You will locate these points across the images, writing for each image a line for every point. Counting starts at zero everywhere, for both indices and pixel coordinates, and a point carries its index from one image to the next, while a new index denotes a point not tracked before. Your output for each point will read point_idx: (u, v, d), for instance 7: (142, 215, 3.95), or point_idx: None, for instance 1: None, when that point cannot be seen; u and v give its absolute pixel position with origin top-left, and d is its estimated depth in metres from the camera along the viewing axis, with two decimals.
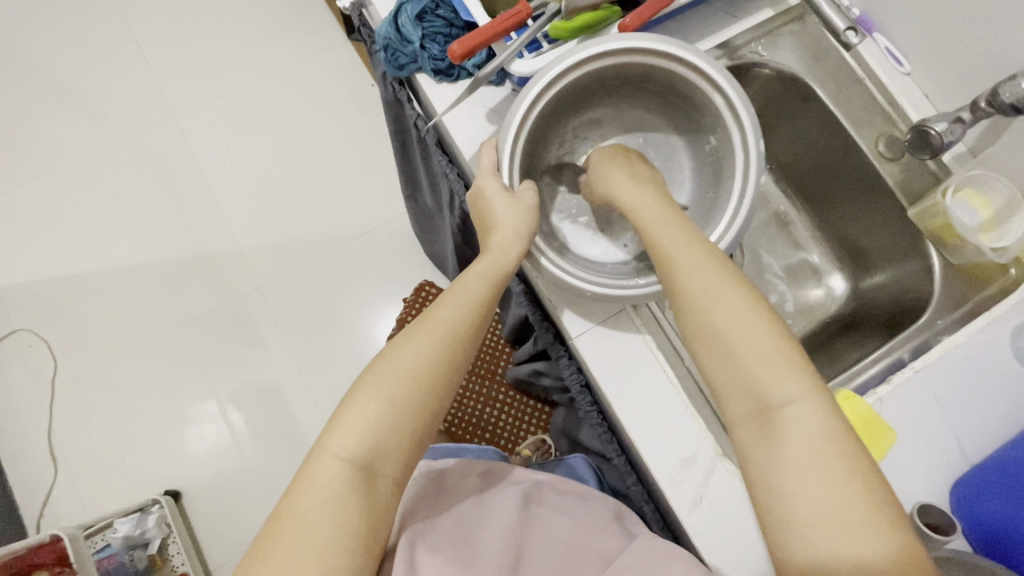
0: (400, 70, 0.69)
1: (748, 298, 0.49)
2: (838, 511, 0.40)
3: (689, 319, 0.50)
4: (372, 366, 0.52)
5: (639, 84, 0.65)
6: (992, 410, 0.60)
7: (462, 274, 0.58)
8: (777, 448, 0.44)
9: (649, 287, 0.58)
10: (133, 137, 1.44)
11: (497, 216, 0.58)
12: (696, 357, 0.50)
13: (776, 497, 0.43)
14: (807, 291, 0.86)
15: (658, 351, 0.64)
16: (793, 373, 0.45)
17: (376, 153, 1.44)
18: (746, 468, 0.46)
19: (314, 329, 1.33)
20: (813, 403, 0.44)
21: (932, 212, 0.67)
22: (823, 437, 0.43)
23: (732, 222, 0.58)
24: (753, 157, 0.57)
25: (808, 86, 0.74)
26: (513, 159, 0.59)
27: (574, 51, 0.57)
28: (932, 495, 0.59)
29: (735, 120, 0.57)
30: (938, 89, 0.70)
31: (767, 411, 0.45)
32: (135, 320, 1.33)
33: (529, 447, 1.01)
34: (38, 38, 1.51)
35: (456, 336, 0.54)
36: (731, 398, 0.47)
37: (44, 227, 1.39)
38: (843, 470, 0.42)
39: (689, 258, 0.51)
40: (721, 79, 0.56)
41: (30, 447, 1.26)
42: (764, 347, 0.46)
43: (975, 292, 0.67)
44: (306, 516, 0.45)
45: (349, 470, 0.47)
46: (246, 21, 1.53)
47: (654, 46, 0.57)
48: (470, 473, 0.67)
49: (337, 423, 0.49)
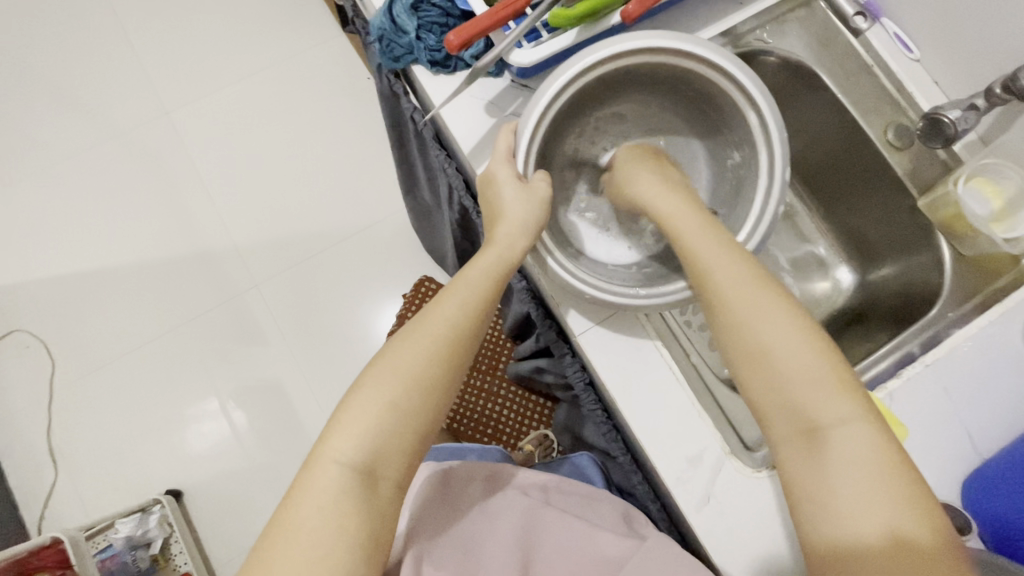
0: (396, 62, 0.67)
1: (794, 317, 0.49)
2: (884, 536, 0.40)
3: (732, 336, 0.50)
4: (372, 365, 0.51)
5: (671, 87, 0.64)
6: (1005, 405, 0.59)
7: (464, 269, 0.57)
8: (822, 467, 0.44)
9: (649, 300, 0.57)
10: (126, 133, 1.42)
11: (505, 205, 0.56)
12: (738, 374, 0.50)
13: (821, 518, 0.43)
14: (813, 284, 0.85)
15: (664, 350, 0.62)
16: (839, 394, 0.45)
17: (373, 146, 1.42)
18: (790, 487, 0.46)
19: (313, 326, 1.32)
20: (859, 426, 0.44)
21: (942, 202, 0.66)
22: (870, 460, 0.43)
23: (756, 224, 0.57)
24: (779, 181, 0.56)
25: (814, 74, 0.72)
26: (529, 147, 0.58)
27: (616, 40, 0.55)
28: (944, 491, 0.58)
29: (767, 141, 0.57)
30: (949, 74, 0.68)
31: (812, 431, 0.45)
32: (132, 318, 1.32)
33: (532, 443, 1.01)
34: (27, 33, 1.48)
35: (458, 334, 0.53)
36: (773, 417, 0.47)
37: (39, 225, 1.37)
38: (890, 494, 0.42)
39: (731, 275, 0.51)
40: (758, 96, 0.56)
41: (30, 449, 1.25)
42: (810, 367, 0.46)
43: (987, 284, 0.65)
44: (304, 524, 0.44)
45: (349, 475, 0.46)
46: (239, 13, 1.50)
47: (692, 53, 0.56)
48: (475, 477, 0.66)
49: (335, 425, 0.48)
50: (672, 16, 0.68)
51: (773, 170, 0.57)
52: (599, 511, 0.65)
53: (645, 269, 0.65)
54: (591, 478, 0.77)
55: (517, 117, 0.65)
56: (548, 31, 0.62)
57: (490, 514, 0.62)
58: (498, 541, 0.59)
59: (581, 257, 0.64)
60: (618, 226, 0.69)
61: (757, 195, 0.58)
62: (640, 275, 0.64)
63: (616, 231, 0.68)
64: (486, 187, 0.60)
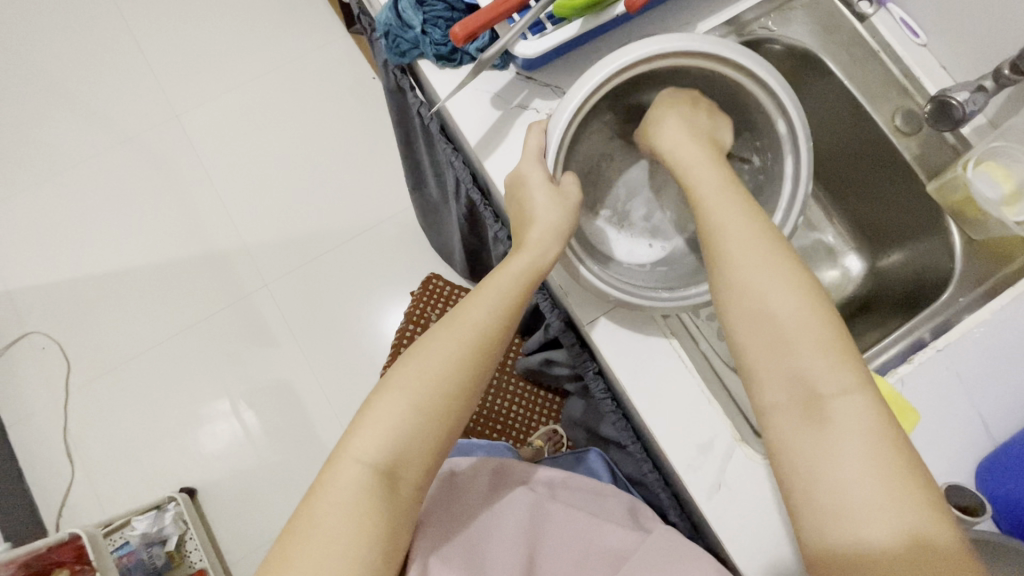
0: (402, 57, 0.67)
1: (803, 285, 0.48)
2: (877, 503, 0.41)
3: (736, 299, 0.49)
4: (397, 366, 0.52)
5: (698, 86, 0.65)
6: (1017, 393, 0.59)
7: (494, 271, 0.57)
8: (822, 437, 0.44)
9: (673, 298, 0.58)
10: (136, 137, 1.44)
11: (536, 210, 0.56)
12: (737, 340, 0.49)
13: (809, 482, 0.43)
14: (822, 272, 0.85)
15: (684, 353, 0.62)
16: (844, 366, 0.45)
17: (378, 145, 1.43)
18: (784, 456, 0.45)
19: (323, 325, 1.33)
20: (860, 397, 0.44)
21: (953, 185, 0.65)
22: (871, 432, 0.43)
23: (783, 219, 0.58)
24: (801, 190, 0.57)
25: (821, 61, 0.72)
26: (557, 150, 0.58)
27: (660, 39, 0.55)
28: (955, 478, 0.57)
29: (795, 147, 0.57)
30: (956, 59, 0.68)
31: (813, 399, 0.45)
32: (146, 319, 1.33)
33: (541, 437, 1.03)
34: (37, 40, 1.50)
35: (486, 341, 0.53)
36: (769, 384, 0.47)
37: (51, 229, 1.39)
38: (895, 472, 0.41)
39: (743, 242, 0.51)
40: (789, 105, 0.56)
41: (46, 448, 1.27)
42: (816, 336, 0.46)
43: (999, 269, 0.64)
44: (327, 519, 0.45)
45: (371, 475, 0.46)
46: (246, 15, 1.52)
47: (729, 55, 0.56)
48: (482, 473, 0.67)
49: (359, 425, 0.49)
50: (674, 5, 0.68)
51: (798, 177, 0.57)
52: (606, 506, 0.65)
53: (661, 268, 0.66)
54: (598, 472, 0.78)
55: (524, 108, 0.66)
56: (553, 23, 0.62)
57: (496, 511, 0.62)
58: (504, 535, 0.59)
59: (599, 255, 0.64)
60: (633, 225, 0.69)
61: (782, 194, 0.58)
62: (659, 274, 0.64)
63: (632, 230, 0.68)
64: (517, 190, 0.60)
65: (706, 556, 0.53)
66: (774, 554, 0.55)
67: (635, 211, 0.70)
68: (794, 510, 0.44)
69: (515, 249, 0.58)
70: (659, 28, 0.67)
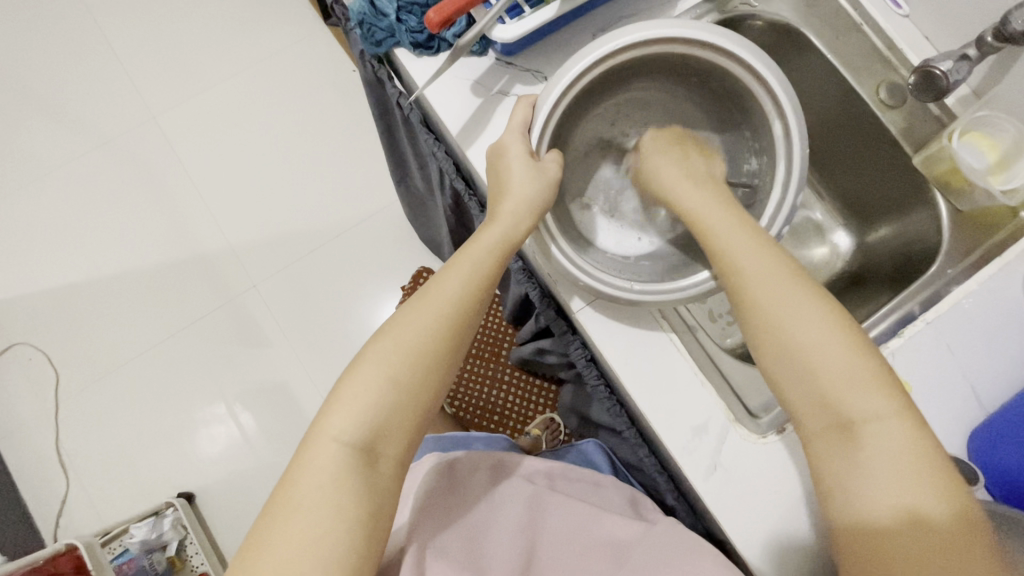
0: (378, 47, 0.66)
1: (826, 311, 0.48)
2: (913, 524, 0.41)
3: (760, 326, 0.50)
4: (371, 342, 0.51)
5: (703, 80, 0.64)
6: (1010, 363, 0.59)
7: (467, 242, 0.56)
8: (856, 460, 0.44)
9: (642, 293, 0.57)
10: (115, 141, 1.42)
11: (514, 180, 0.56)
12: (766, 366, 0.50)
13: (846, 504, 0.44)
14: (811, 250, 0.85)
15: (680, 345, 0.61)
16: (876, 389, 0.45)
17: (362, 138, 1.42)
18: (823, 478, 0.46)
19: (314, 322, 1.32)
20: (894, 421, 0.44)
21: (938, 157, 0.65)
22: (905, 453, 0.43)
23: (769, 224, 0.57)
24: (792, 191, 0.56)
25: (803, 36, 0.71)
26: (547, 123, 0.58)
27: (655, 25, 0.55)
28: (950, 450, 0.57)
29: (788, 150, 0.56)
30: (938, 29, 0.67)
31: (846, 425, 0.45)
32: (134, 325, 1.32)
33: (539, 426, 1.01)
34: (7, 45, 1.47)
35: (461, 310, 0.52)
36: (803, 409, 0.47)
37: (31, 237, 1.37)
38: (930, 491, 0.42)
39: (763, 268, 0.50)
40: (788, 105, 0.55)
41: (39, 460, 1.25)
42: (845, 362, 0.46)
43: (986, 239, 0.64)
44: (304, 501, 0.44)
45: (349, 453, 0.46)
46: (220, 11, 1.49)
47: (724, 43, 0.55)
48: (480, 466, 0.66)
49: (335, 403, 0.48)
50: None
51: (788, 177, 0.56)
52: (606, 497, 0.66)
53: (642, 263, 0.65)
54: (598, 464, 0.77)
55: (504, 95, 0.65)
56: (531, 6, 0.61)
57: (496, 505, 0.62)
58: (501, 531, 0.59)
59: (585, 243, 0.64)
60: (622, 215, 0.68)
61: (772, 194, 0.57)
62: (640, 267, 0.64)
63: (624, 220, 0.68)
64: (494, 168, 0.59)
65: (711, 550, 0.52)
66: (774, 537, 0.55)
67: (626, 203, 0.69)
68: (834, 531, 0.45)
69: (488, 220, 0.57)
70: (639, 7, 0.66)
